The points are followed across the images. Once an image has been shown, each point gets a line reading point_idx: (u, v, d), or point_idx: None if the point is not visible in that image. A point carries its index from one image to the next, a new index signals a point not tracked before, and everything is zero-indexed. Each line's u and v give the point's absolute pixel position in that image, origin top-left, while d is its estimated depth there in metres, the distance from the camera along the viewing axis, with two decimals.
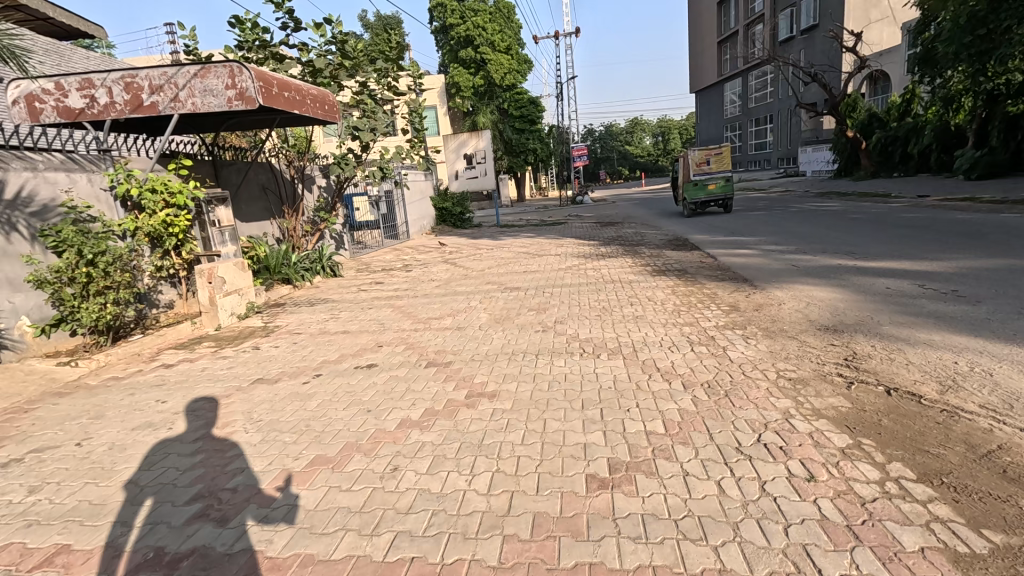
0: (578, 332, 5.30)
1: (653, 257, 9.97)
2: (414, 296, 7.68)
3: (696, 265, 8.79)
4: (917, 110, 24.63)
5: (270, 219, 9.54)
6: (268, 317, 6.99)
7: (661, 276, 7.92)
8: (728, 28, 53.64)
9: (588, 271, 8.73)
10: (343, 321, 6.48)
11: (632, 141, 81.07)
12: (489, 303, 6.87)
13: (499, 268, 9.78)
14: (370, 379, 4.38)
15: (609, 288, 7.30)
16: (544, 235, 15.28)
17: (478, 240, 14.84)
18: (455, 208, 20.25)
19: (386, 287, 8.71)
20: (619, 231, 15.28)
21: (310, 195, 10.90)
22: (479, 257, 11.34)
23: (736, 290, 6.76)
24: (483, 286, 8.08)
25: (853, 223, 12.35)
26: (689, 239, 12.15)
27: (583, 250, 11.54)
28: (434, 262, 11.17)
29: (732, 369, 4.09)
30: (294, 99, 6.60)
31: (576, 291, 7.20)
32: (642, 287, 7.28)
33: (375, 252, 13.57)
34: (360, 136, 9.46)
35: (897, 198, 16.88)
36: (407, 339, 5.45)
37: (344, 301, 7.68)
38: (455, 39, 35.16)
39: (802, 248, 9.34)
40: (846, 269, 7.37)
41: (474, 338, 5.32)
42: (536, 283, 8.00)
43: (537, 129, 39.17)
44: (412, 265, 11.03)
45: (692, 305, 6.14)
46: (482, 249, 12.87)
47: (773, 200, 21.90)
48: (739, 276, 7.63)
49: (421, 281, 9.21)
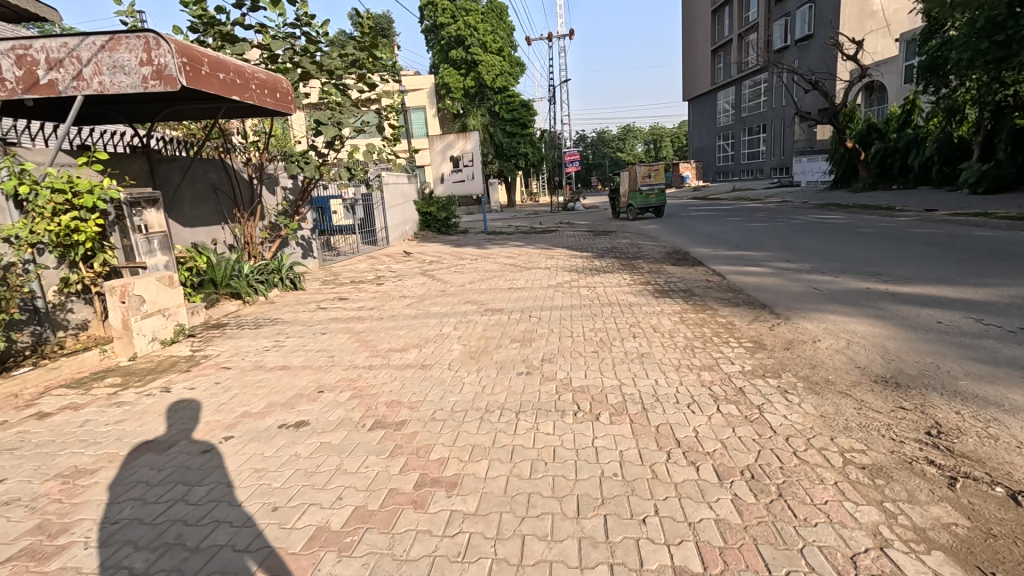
0: (570, 376, 4.22)
1: (653, 274, 8.96)
2: (380, 318, 6.60)
3: (704, 285, 7.77)
4: (917, 121, 24.11)
5: (221, 223, 8.41)
6: (201, 343, 5.85)
7: (665, 299, 6.90)
8: (722, 37, 53.40)
9: (581, 289, 7.71)
10: (286, 351, 5.36)
11: (623, 147, 80.89)
12: (466, 331, 5.78)
13: (482, 283, 8.73)
14: (291, 448, 3.27)
15: (605, 313, 6.26)
16: (534, 245, 14.27)
17: (462, 249, 13.81)
18: (440, 213, 19.17)
19: (351, 304, 7.62)
20: (614, 241, 14.30)
21: (272, 197, 9.77)
22: (460, 269, 10.29)
23: (755, 319, 5.75)
24: (461, 306, 7.01)
25: (865, 238, 11.48)
26: (690, 252, 11.20)
27: (575, 263, 10.55)
28: (411, 274, 10.11)
29: (777, 443, 3.04)
30: (232, 83, 5.48)
31: (568, 317, 6.15)
32: (645, 313, 6.24)
33: (348, 260, 12.45)
34: (324, 131, 8.25)
35: (903, 212, 16.13)
36: (355, 382, 4.35)
37: (296, 323, 6.56)
38: (446, 39, 34.20)
39: (820, 266, 8.39)
40: (878, 295, 6.40)
41: (440, 383, 4.23)
42: (521, 304, 6.95)
43: (529, 133, 38.19)
44: (385, 277, 9.94)
45: (706, 339, 5.11)
46: (465, 259, 11.85)
47: (770, 211, 21.14)
48: (755, 300, 6.64)
49: (393, 296, 8.15)
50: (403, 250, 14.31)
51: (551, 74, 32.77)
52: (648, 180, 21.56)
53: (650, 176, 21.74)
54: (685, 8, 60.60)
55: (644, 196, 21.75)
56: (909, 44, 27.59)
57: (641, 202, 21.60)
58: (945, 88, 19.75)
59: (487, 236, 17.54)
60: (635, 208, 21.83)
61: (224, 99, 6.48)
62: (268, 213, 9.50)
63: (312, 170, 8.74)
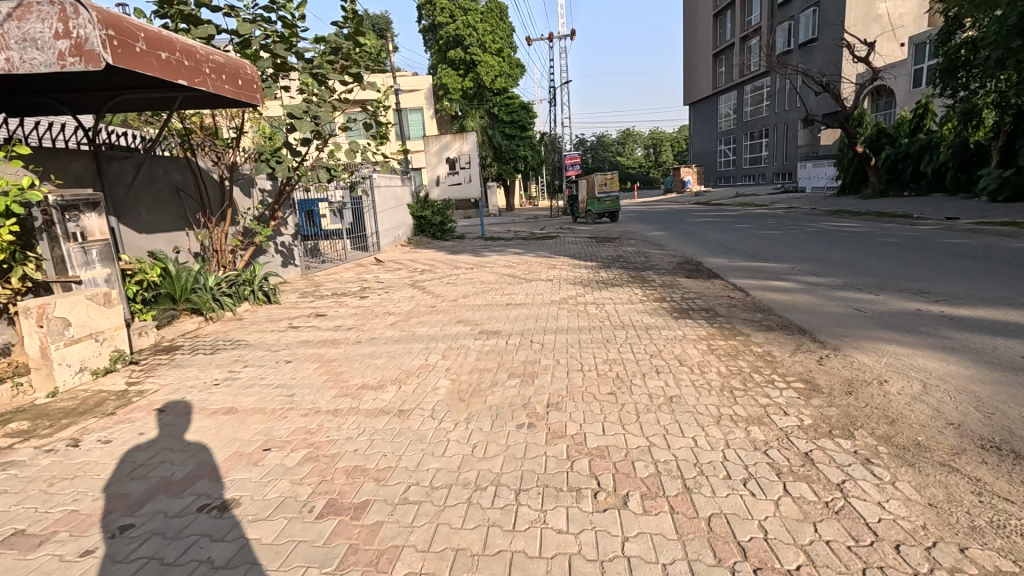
0: (581, 432, 3.33)
1: (668, 289, 8.10)
2: (358, 341, 5.71)
3: (727, 303, 6.90)
4: (929, 126, 23.37)
5: (185, 228, 7.53)
6: (141, 373, 4.94)
7: (687, 321, 6.01)
8: (723, 41, 52.90)
9: (589, 307, 6.85)
10: (239, 387, 4.45)
11: (623, 152, 80.41)
12: (455, 361, 4.89)
13: (478, 297, 7.84)
14: (203, 553, 2.36)
15: (618, 339, 5.37)
16: (534, 252, 13.44)
17: (457, 256, 12.95)
18: (435, 217, 18.25)
19: (328, 322, 6.72)
20: (619, 249, 13.44)
21: (248, 199, 8.91)
22: (455, 280, 9.41)
23: (798, 349, 4.86)
24: (453, 327, 6.13)
25: (891, 248, 10.68)
26: (703, 263, 10.35)
27: (579, 273, 9.68)
28: (401, 285, 9.21)
29: (886, 556, 2.15)
30: (178, 64, 4.59)
31: (577, 343, 5.27)
32: (665, 338, 5.36)
33: (333, 267, 11.56)
34: (298, 126, 7.16)
35: (922, 220, 15.35)
36: (312, 437, 3.45)
37: (260, 347, 5.65)
38: (444, 39, 33.46)
39: (853, 282, 7.54)
40: (933, 318, 5.54)
41: (418, 439, 3.34)
42: (522, 325, 6.06)
43: (529, 136, 37.40)
44: (371, 288, 9.06)
45: (745, 376, 4.22)
46: (460, 268, 10.99)
47: (779, 217, 20.33)
48: (789, 323, 5.78)
49: (378, 312, 7.28)
50: (395, 256, 13.46)
51: (552, 75, 32.02)
52: (605, 187, 24.04)
53: (607, 184, 24.18)
54: (686, 11, 60.03)
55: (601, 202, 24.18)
56: (919, 47, 26.97)
57: (599, 207, 23.97)
58: (961, 92, 18.98)
59: (484, 242, 16.69)
60: (593, 213, 24.07)
61: (177, 86, 5.61)
62: (243, 217, 8.62)
63: (285, 165, 7.63)
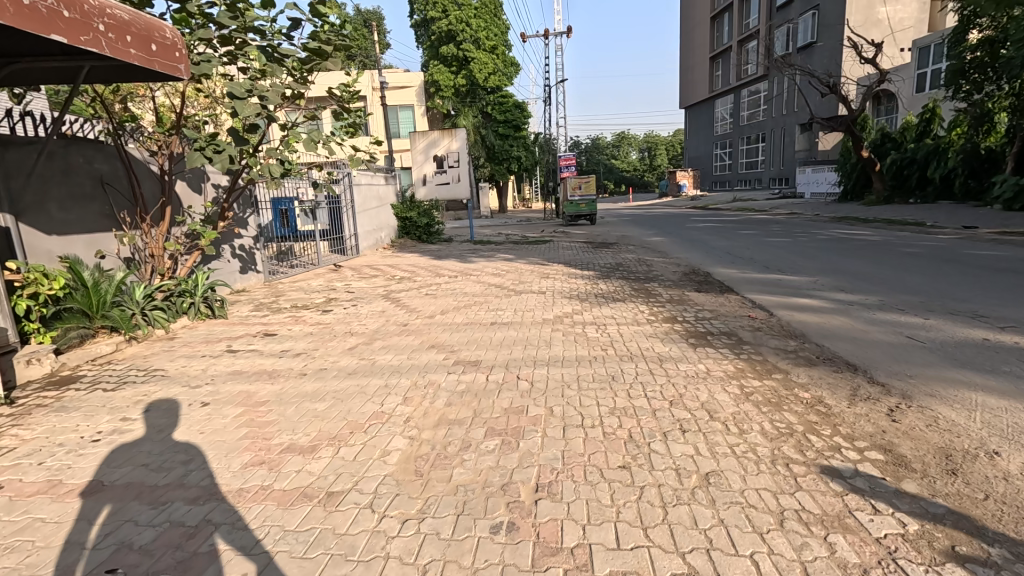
0: (586, 545, 2.27)
1: (678, 306, 7.05)
2: (301, 375, 4.59)
3: (749, 326, 5.85)
4: (936, 131, 22.59)
5: (113, 228, 6.37)
6: (8, 419, 3.80)
7: (708, 352, 4.93)
8: (720, 43, 52.24)
9: (588, 329, 5.77)
10: (122, 448, 3.31)
11: (618, 155, 79.84)
12: (418, 408, 3.79)
13: (460, 314, 6.74)
14: None
15: (625, 375, 4.31)
16: (525, 258, 12.36)
17: (441, 262, 11.87)
18: (420, 219, 17.12)
19: (275, 345, 5.58)
20: (618, 256, 12.41)
21: (199, 196, 7.78)
22: (435, 291, 8.32)
23: (855, 396, 3.81)
24: (423, 355, 5.02)
25: (916, 260, 9.73)
26: (713, 275, 9.31)
27: (576, 285, 8.61)
28: (374, 297, 8.10)
29: None
30: (50, 15, 3.46)
31: (574, 381, 4.19)
32: (684, 376, 4.29)
33: (302, 274, 10.42)
34: (240, 109, 5.71)
35: (937, 228, 14.47)
36: (186, 548, 2.33)
37: (177, 382, 4.50)
38: (437, 35, 32.39)
39: (891, 301, 6.52)
40: (1011, 352, 4.50)
41: (342, 556, 2.25)
42: (507, 354, 4.96)
43: (523, 136, 36.39)
44: (338, 300, 7.94)
45: (799, 440, 3.17)
46: (443, 276, 9.90)
47: (783, 223, 19.39)
48: (831, 356, 4.74)
49: (339, 330, 6.18)
50: (374, 261, 12.34)
51: (547, 74, 31.02)
52: (578, 192, 25.49)
53: (580, 188, 25.57)
54: (684, 13, 59.30)
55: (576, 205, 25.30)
56: (923, 50, 26.40)
57: (572, 210, 25.17)
58: (975, 95, 18.17)
59: (473, 246, 15.62)
60: (567, 216, 25.37)
61: (83, 55, 4.46)
62: (189, 216, 7.47)
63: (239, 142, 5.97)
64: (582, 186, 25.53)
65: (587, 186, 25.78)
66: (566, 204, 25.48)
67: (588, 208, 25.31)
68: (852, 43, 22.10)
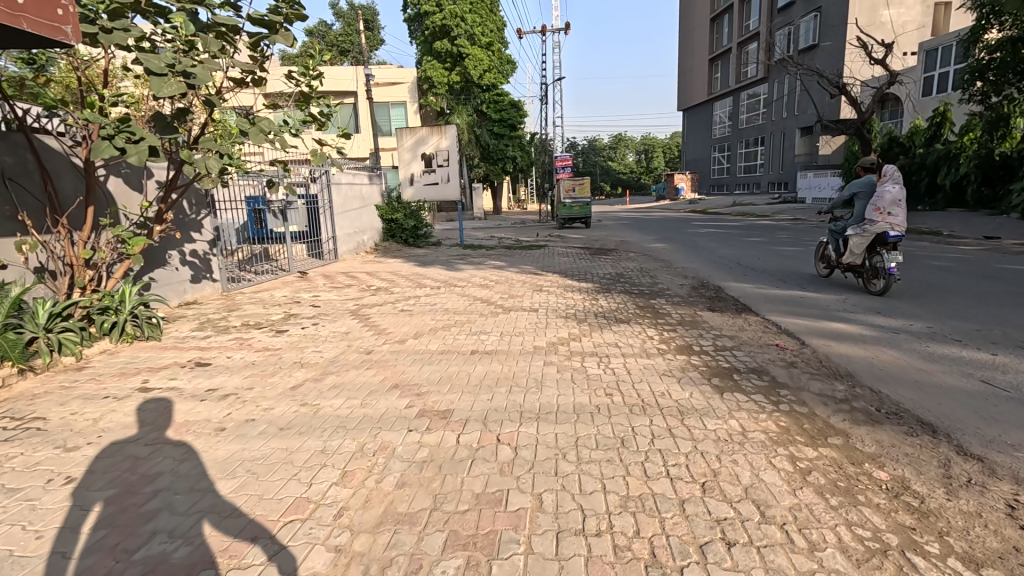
0: None
1: (693, 330, 6.05)
2: (216, 431, 3.54)
3: (781, 362, 4.85)
4: (947, 136, 21.78)
5: (17, 233, 5.30)
6: None
7: (738, 401, 3.92)
8: (720, 45, 51.50)
9: (586, 364, 4.75)
10: None
11: (614, 156, 79.19)
12: (358, 494, 2.77)
13: (435, 338, 5.70)
14: None
15: (636, 438, 3.30)
16: (517, 266, 11.37)
17: (424, 269, 10.87)
18: (407, 221, 16.03)
19: (202, 380, 4.53)
20: (618, 265, 11.44)
21: (139, 194, 6.69)
22: (411, 307, 7.29)
23: (950, 481, 2.82)
24: (379, 402, 3.99)
25: (948, 275, 8.81)
26: (725, 291, 8.33)
27: (572, 300, 7.60)
28: (341, 313, 7.06)
29: None
30: None
31: (572, 451, 3.15)
32: (715, 442, 3.28)
33: (267, 283, 9.38)
34: (156, 89, 4.33)
35: (957, 239, 13.57)
36: None
37: (53, 439, 3.46)
38: (430, 29, 31.35)
39: (942, 330, 5.56)
40: None
41: None
42: (486, 400, 3.94)
43: (518, 136, 35.39)
44: (299, 316, 6.91)
45: (901, 568, 2.17)
46: (424, 287, 8.90)
47: (791, 230, 18.49)
48: (896, 410, 3.75)
49: (288, 359, 5.13)
50: (352, 267, 11.32)
51: (545, 71, 30.01)
52: (572, 193, 24.56)
53: (575, 190, 24.67)
54: (684, 13, 58.44)
55: (569, 208, 24.43)
56: (930, 54, 25.78)
57: (565, 212, 24.28)
58: (990, 99, 17.07)
59: (462, 251, 14.59)
60: (560, 218, 24.53)
61: None
62: (123, 218, 6.38)
63: (165, 131, 4.73)
64: (576, 188, 24.59)
65: (581, 188, 24.95)
66: (558, 207, 24.66)
67: (583, 211, 24.32)
68: (861, 43, 21.17)
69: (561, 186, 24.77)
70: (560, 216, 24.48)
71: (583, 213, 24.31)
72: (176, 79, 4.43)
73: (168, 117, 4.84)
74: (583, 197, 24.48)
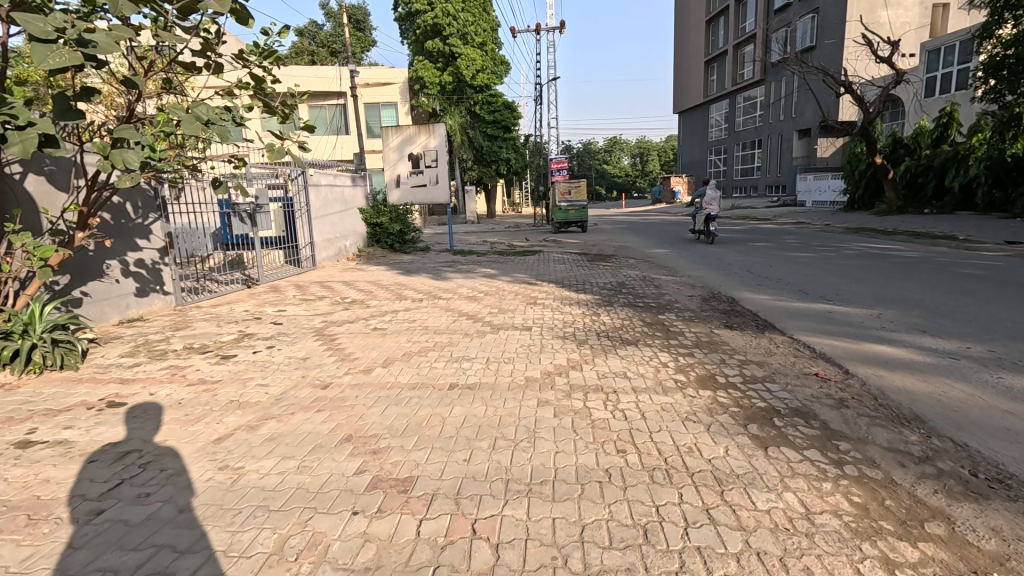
0: None
1: (712, 354, 5.16)
2: (86, 518, 2.58)
3: (827, 400, 3.97)
4: (953, 138, 21.31)
5: None
6: None
7: (790, 462, 3.02)
8: (715, 48, 51.01)
9: (586, 405, 3.84)
10: None
11: (610, 159, 78.61)
12: None
13: (410, 367, 4.76)
14: None
15: (664, 530, 2.40)
16: (508, 275, 10.48)
17: (407, 278, 9.98)
18: (392, 225, 15.16)
19: (106, 430, 3.58)
20: (619, 273, 10.58)
21: (66, 195, 5.73)
22: (387, 325, 6.35)
23: None
24: (322, 465, 3.04)
25: (984, 285, 7.96)
26: (739, 304, 7.46)
27: (569, 316, 6.70)
28: (304, 333, 6.09)
29: None
30: None
31: (578, 556, 2.22)
32: (778, 537, 2.34)
33: (229, 296, 8.44)
34: (40, 58, 3.36)
35: (977, 244, 12.77)
36: None
37: None
38: (422, 28, 30.48)
39: (1008, 356, 4.69)
40: None
41: None
42: (461, 463, 3.02)
43: (512, 137, 34.52)
44: (255, 336, 5.97)
45: None
46: (405, 299, 8.00)
47: (797, 235, 17.72)
48: (1001, 477, 2.85)
49: (224, 397, 4.18)
50: (329, 276, 10.41)
51: (539, 71, 29.15)
52: (568, 196, 23.60)
53: (571, 193, 23.66)
54: (680, 15, 57.93)
55: (564, 211, 23.65)
56: (931, 54, 25.32)
57: (561, 216, 23.47)
58: (1006, 96, 16.40)
59: (451, 257, 13.69)
60: (555, 222, 23.69)
61: None
62: (41, 223, 5.41)
63: (66, 115, 3.80)
64: (572, 190, 23.55)
65: (576, 189, 23.75)
66: (553, 211, 23.82)
67: (578, 215, 23.53)
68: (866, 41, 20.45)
69: (556, 188, 23.74)
70: (555, 221, 23.66)
71: (579, 217, 23.47)
72: (70, 48, 3.50)
73: (73, 100, 3.91)
74: (579, 200, 23.50)
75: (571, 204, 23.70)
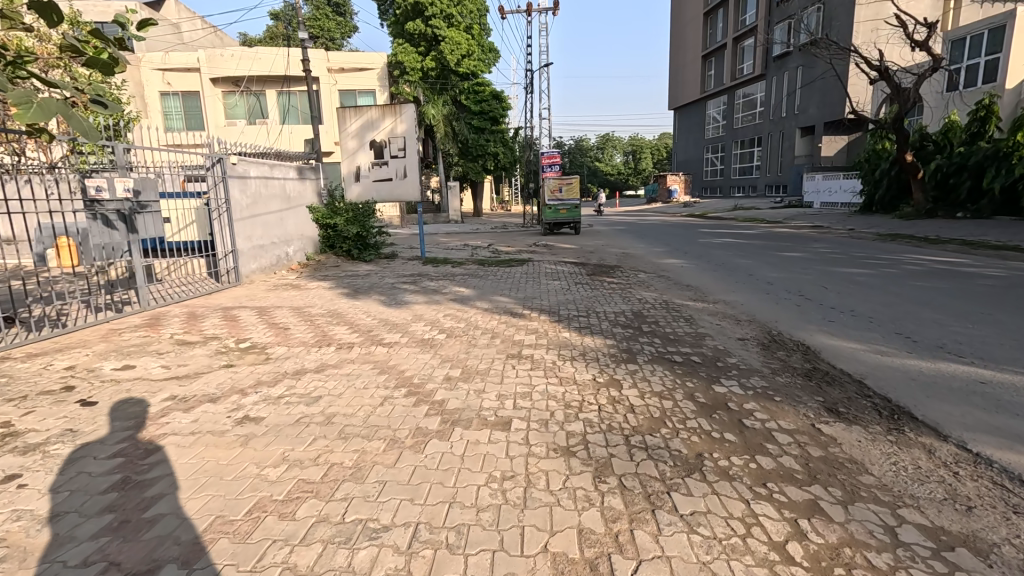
0: None
1: (857, 507, 2.65)
2: None
3: None
4: (992, 134, 19.09)
5: None
6: None
7: None
8: (713, 42, 48.84)
9: None
10: None
11: (603, 158, 76.20)
12: None
13: (238, 571, 2.17)
14: None
15: None
16: (487, 297, 7.92)
17: (348, 305, 7.36)
18: (349, 228, 12.52)
19: None
20: (631, 295, 8.07)
21: None
22: (265, 415, 3.71)
23: None
24: None
25: None
26: (825, 361, 4.94)
27: (573, 389, 4.14)
28: (106, 435, 3.42)
29: None
30: None
31: None
32: None
33: (74, 335, 5.81)
34: None
35: None
36: None
37: None
38: (402, 9, 27.88)
39: None
40: None
41: None
42: None
43: (500, 130, 31.78)
44: (13, 442, 3.30)
45: None
46: (328, 347, 5.38)
47: (827, 242, 15.33)
48: None
49: None
50: (244, 298, 7.77)
51: (529, 57, 26.50)
52: (559, 194, 21.04)
53: (562, 190, 21.10)
54: (676, 7, 55.52)
55: (554, 211, 21.11)
56: (954, 44, 22.97)
57: (552, 215, 20.86)
58: None
59: (418, 269, 11.04)
60: (546, 222, 21.20)
61: None
62: None
63: None
64: (563, 187, 21.03)
65: (569, 187, 21.19)
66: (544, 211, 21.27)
67: (570, 215, 20.97)
68: (898, 23, 18.05)
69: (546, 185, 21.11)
70: (545, 221, 21.13)
71: (572, 217, 20.94)
72: None
73: None
74: (571, 198, 21.03)
75: (563, 203, 21.14)
